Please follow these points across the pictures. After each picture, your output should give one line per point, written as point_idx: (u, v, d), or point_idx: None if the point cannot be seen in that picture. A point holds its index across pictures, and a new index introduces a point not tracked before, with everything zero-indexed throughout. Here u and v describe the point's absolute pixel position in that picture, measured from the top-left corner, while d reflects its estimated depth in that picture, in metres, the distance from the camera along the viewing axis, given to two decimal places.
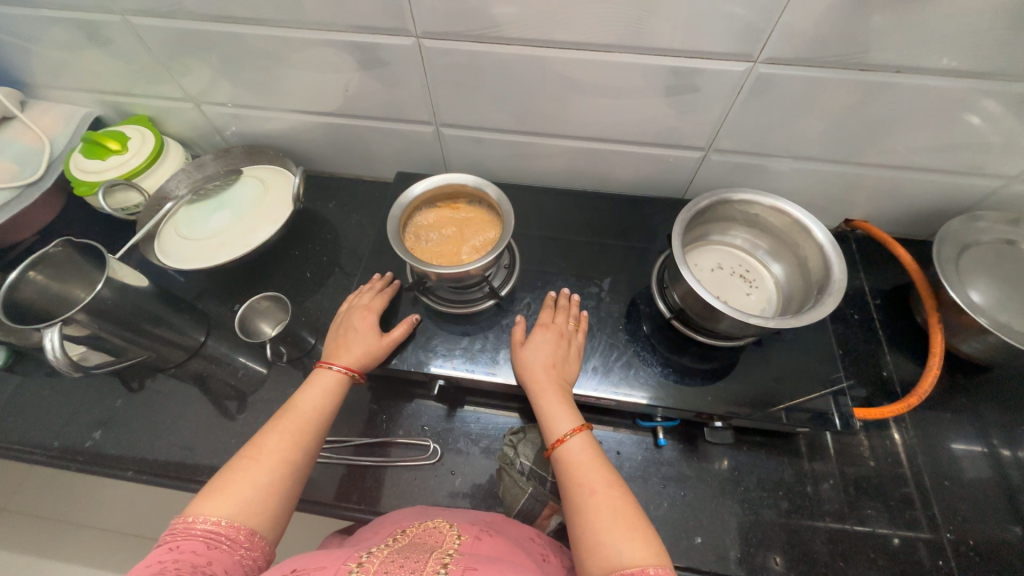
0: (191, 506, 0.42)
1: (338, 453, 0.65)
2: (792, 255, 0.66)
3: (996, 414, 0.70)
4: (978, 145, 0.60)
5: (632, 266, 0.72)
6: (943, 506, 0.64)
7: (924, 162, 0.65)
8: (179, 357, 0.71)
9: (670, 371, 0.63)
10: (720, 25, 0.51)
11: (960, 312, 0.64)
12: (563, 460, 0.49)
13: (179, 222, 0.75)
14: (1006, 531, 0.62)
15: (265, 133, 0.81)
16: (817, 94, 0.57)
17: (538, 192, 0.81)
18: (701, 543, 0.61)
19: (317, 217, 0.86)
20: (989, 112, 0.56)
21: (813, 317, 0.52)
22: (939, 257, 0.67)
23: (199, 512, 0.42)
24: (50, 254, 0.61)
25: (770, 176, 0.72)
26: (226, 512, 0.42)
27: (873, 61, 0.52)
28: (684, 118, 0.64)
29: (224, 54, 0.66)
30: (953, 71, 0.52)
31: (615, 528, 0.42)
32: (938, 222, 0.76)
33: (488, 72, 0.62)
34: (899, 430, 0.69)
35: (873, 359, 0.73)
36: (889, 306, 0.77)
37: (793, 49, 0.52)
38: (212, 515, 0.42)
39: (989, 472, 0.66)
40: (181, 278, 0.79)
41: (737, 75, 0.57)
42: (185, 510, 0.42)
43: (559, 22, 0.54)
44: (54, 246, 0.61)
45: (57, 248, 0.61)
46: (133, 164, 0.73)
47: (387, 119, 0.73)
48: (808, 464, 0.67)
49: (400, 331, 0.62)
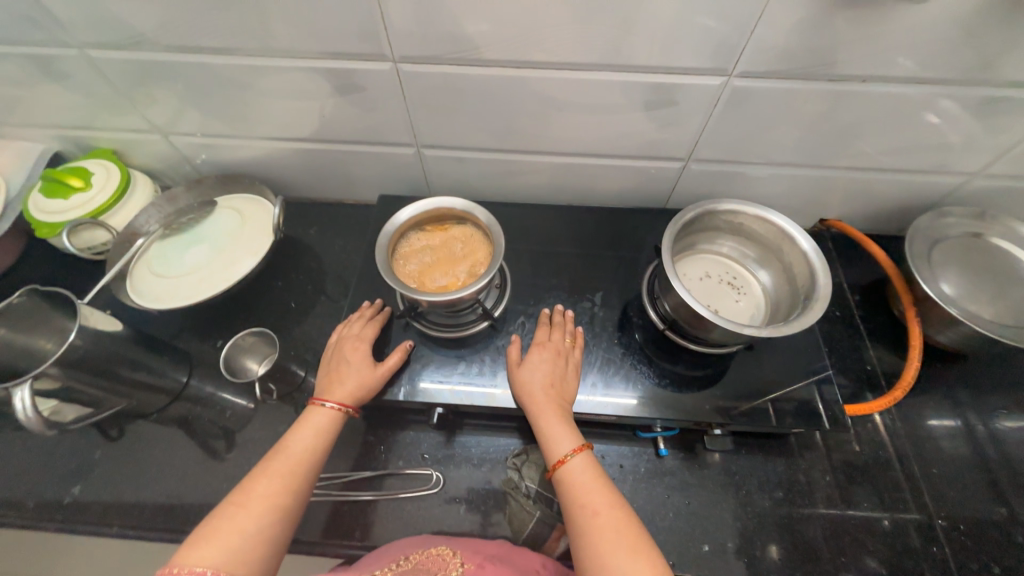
0: (175, 556, 0.40)
1: (334, 489, 0.63)
2: (777, 261, 0.67)
3: (973, 398, 0.73)
4: (939, 145, 0.63)
5: (621, 277, 0.73)
6: (932, 492, 0.66)
7: (891, 162, 0.67)
8: (161, 402, 0.68)
9: (667, 381, 0.64)
10: (694, 41, 0.52)
11: (936, 305, 0.67)
12: (565, 481, 0.49)
13: (152, 258, 0.71)
14: (993, 513, 0.65)
15: (238, 161, 0.78)
16: (790, 103, 0.59)
17: (523, 208, 0.81)
18: (709, 551, 0.62)
19: (299, 244, 0.84)
20: (948, 113, 0.59)
21: (802, 325, 0.54)
22: (912, 252, 0.70)
23: (183, 561, 0.40)
24: (14, 305, 0.57)
25: (747, 182, 0.74)
26: (211, 561, 0.40)
27: (840, 71, 0.54)
28: (663, 130, 0.65)
29: (191, 83, 0.64)
30: (913, 77, 0.54)
31: (622, 550, 0.42)
32: (905, 217, 0.79)
33: (468, 94, 0.62)
34: (887, 421, 0.72)
35: (857, 354, 0.75)
36: (867, 302, 0.80)
37: (765, 62, 0.54)
38: (198, 564, 0.40)
39: (972, 455, 0.69)
40: (157, 317, 0.75)
41: (713, 89, 0.58)
42: (169, 562, 0.40)
43: (535, 42, 0.54)
44: (18, 296, 0.57)
45: (22, 298, 0.57)
46: (98, 201, 0.70)
47: (365, 143, 0.72)
48: (805, 462, 0.68)
49: (393, 360, 0.60)
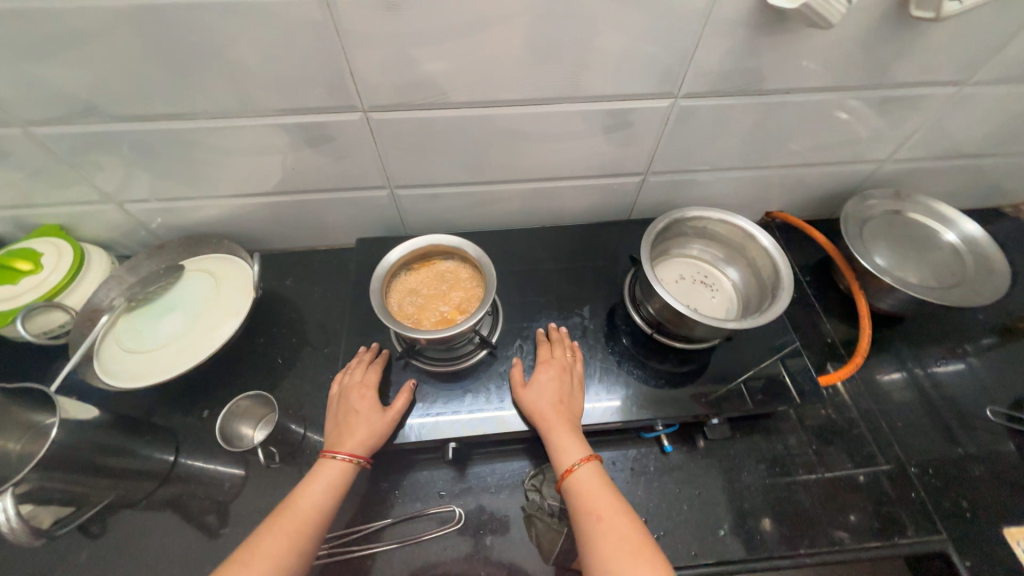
0: None
1: (353, 544, 0.61)
2: (741, 258, 0.74)
3: (919, 354, 0.82)
4: (854, 139, 0.73)
5: (603, 288, 0.77)
6: (901, 443, 0.74)
7: (818, 158, 0.77)
8: (148, 486, 0.63)
9: (662, 380, 0.68)
10: (642, 72, 0.58)
11: (875, 276, 0.76)
12: (574, 491, 0.52)
13: (120, 334, 0.67)
14: (952, 452, 0.73)
15: (202, 221, 0.76)
16: (729, 117, 0.66)
17: (499, 234, 0.83)
18: (723, 534, 0.66)
19: (276, 298, 0.81)
20: (857, 113, 0.68)
21: (774, 314, 0.60)
22: (848, 232, 0.79)
23: None
24: None
25: (701, 187, 0.81)
26: None
27: (767, 86, 0.62)
28: (621, 150, 0.70)
29: (150, 150, 0.62)
30: (826, 86, 0.63)
31: (624, 555, 0.46)
32: (835, 202, 0.90)
33: (438, 135, 0.64)
34: (852, 385, 0.79)
35: (817, 329, 0.83)
36: (818, 281, 0.89)
37: (704, 84, 0.61)
38: None
39: (927, 404, 0.78)
40: (131, 395, 0.70)
41: (663, 110, 0.64)
42: None
43: (500, 83, 0.58)
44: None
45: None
46: (52, 281, 0.65)
47: (337, 189, 0.72)
48: (791, 434, 0.74)
49: (401, 403, 0.60)
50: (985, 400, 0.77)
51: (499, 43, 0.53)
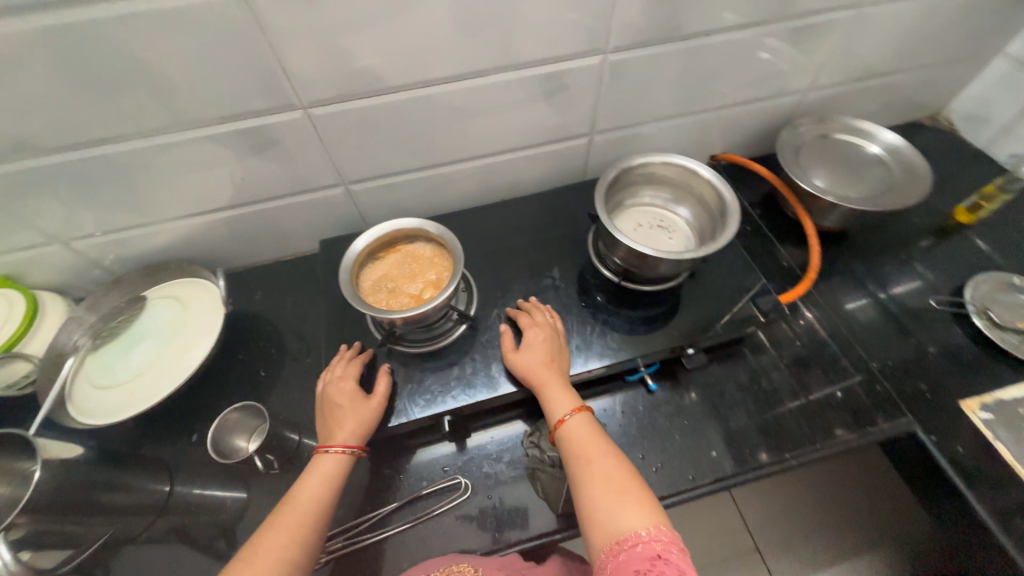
0: None
1: (367, 532, 0.62)
2: (691, 196, 0.78)
3: (866, 264, 0.89)
4: (776, 72, 0.78)
5: (569, 250, 0.79)
6: (862, 346, 0.80)
7: (747, 96, 0.81)
8: (147, 519, 0.62)
9: (637, 323, 0.71)
10: (568, 32, 0.61)
11: (816, 197, 0.81)
12: (566, 439, 0.54)
13: (89, 372, 0.66)
14: (907, 345, 0.79)
15: (157, 249, 0.74)
16: (658, 66, 0.70)
17: (461, 216, 0.85)
18: (717, 457, 0.70)
19: (247, 315, 0.81)
20: (773, 46, 0.72)
21: (727, 238, 0.63)
22: (786, 160, 0.84)
23: None
24: None
25: (645, 140, 0.84)
26: None
27: (687, 31, 0.65)
28: (564, 113, 0.73)
29: (90, 181, 0.60)
30: (740, 24, 0.67)
31: (613, 490, 0.48)
32: (771, 137, 0.95)
33: (382, 122, 0.65)
34: (813, 302, 0.85)
35: (774, 256, 0.88)
36: (767, 212, 0.94)
37: (628, 36, 0.64)
38: None
39: (879, 307, 0.84)
40: (112, 436, 0.68)
41: (595, 67, 0.67)
42: None
43: (434, 61, 0.59)
44: None
45: None
46: (8, 332, 0.64)
47: (291, 194, 0.72)
48: (764, 356, 0.79)
49: (382, 386, 0.61)
50: (929, 293, 0.84)
51: (425, 20, 0.54)
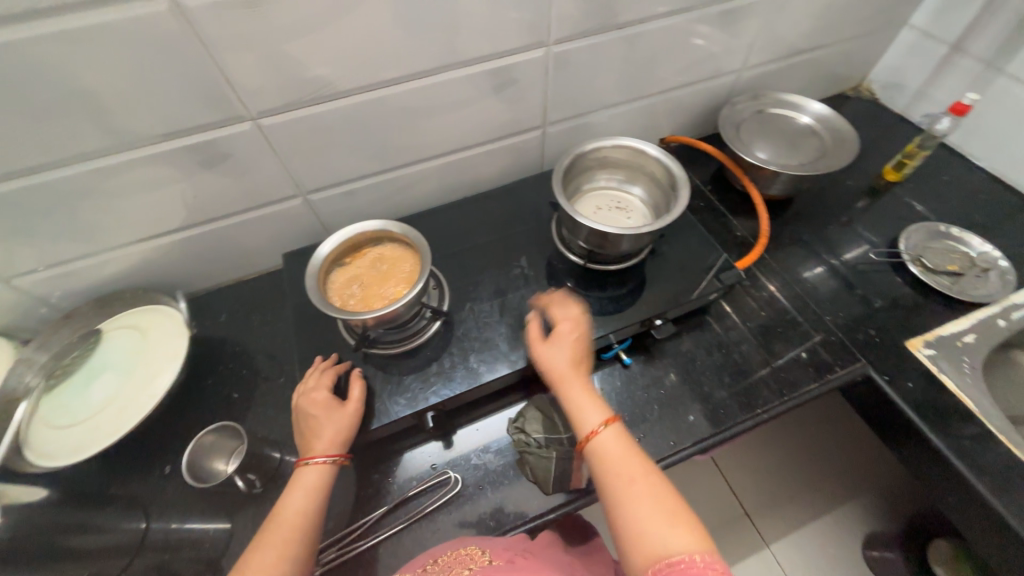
0: None
1: (363, 538, 0.62)
2: (644, 175, 0.81)
3: (811, 227, 0.95)
4: (710, 55, 0.83)
5: (535, 239, 0.81)
6: (816, 302, 0.86)
7: (686, 79, 0.86)
8: (126, 558, 0.59)
9: (606, 301, 0.73)
10: (511, 28, 0.63)
11: (760, 169, 0.87)
12: (600, 453, 0.54)
13: (46, 413, 0.65)
14: (855, 298, 0.86)
15: (112, 279, 0.71)
16: (600, 56, 0.73)
17: (425, 218, 0.85)
18: (695, 421, 0.73)
19: (215, 338, 0.78)
20: (704, 31, 0.77)
21: (680, 210, 0.67)
22: (729, 136, 0.89)
23: None
24: None
25: (596, 129, 0.88)
26: None
27: (623, 21, 0.69)
28: (515, 108, 0.75)
29: (32, 212, 0.58)
30: (671, 12, 0.71)
31: (658, 514, 0.48)
32: (714, 118, 1.00)
33: (336, 129, 0.65)
34: (767, 267, 0.90)
35: (728, 228, 0.93)
36: (718, 188, 0.99)
37: (569, 29, 0.67)
38: None
39: (827, 266, 0.90)
40: (80, 477, 0.65)
41: (540, 60, 0.69)
42: None
43: (383, 64, 0.60)
44: None
45: None
46: None
47: (249, 209, 0.71)
48: (728, 322, 0.83)
49: (357, 391, 0.60)
50: (868, 249, 0.91)
51: (372, 25, 0.56)
